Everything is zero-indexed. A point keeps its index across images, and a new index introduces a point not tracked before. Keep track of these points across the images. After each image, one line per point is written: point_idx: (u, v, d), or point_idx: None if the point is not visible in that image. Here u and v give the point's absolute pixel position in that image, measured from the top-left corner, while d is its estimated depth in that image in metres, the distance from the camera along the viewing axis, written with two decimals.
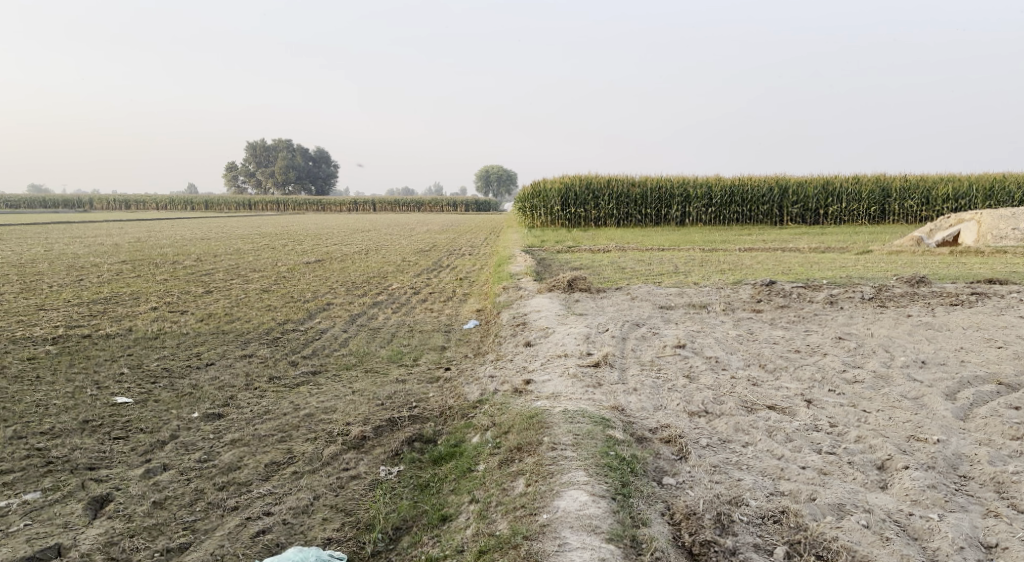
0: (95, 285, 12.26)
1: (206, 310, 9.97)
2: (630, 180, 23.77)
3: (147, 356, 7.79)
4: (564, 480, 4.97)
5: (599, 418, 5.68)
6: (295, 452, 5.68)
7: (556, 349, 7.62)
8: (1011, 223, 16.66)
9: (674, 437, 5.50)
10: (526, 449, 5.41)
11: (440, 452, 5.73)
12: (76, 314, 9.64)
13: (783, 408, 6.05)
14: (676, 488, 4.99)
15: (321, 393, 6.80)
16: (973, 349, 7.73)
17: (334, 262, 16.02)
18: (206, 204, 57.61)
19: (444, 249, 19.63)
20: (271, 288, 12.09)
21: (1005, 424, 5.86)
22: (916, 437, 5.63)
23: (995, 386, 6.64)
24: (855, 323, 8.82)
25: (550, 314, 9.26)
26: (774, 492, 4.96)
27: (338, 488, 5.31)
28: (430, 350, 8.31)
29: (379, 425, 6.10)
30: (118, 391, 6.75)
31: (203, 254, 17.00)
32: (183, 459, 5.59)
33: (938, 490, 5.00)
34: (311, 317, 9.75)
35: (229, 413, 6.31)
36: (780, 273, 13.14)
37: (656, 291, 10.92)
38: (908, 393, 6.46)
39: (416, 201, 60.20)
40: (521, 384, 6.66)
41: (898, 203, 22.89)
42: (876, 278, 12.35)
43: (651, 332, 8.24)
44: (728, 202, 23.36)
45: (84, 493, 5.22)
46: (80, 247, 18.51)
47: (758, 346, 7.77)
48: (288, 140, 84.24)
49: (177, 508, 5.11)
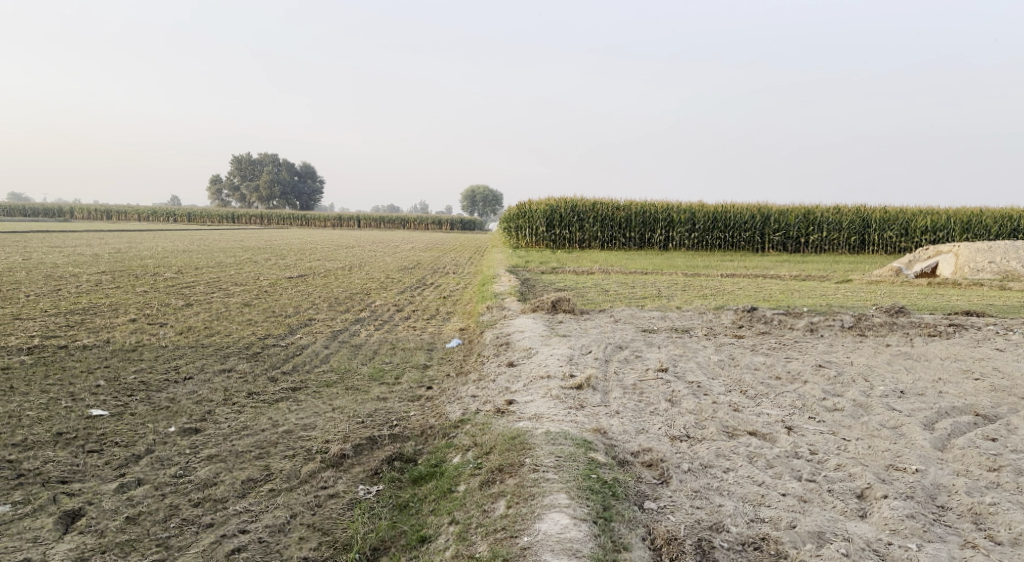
0: (74, 295, 12.14)
1: (185, 323, 9.87)
2: (616, 204, 23.99)
3: (124, 368, 7.69)
4: (545, 503, 4.94)
5: (581, 440, 5.67)
6: (273, 469, 5.62)
7: (539, 370, 7.61)
8: (987, 256, 16.88)
9: (655, 461, 5.50)
10: (507, 470, 5.37)
11: (420, 472, 5.67)
12: (54, 324, 9.52)
13: (764, 434, 6.08)
14: (657, 513, 4.97)
15: (301, 410, 6.74)
16: (950, 379, 7.81)
17: (316, 277, 15.95)
18: (191, 217, 57.37)
19: (428, 267, 19.70)
20: (253, 302, 12.02)
21: (982, 455, 5.91)
22: (895, 467, 5.66)
23: (972, 417, 6.70)
24: (835, 351, 8.89)
25: (533, 335, 9.24)
26: (754, 519, 4.95)
27: (316, 507, 5.25)
28: (412, 368, 8.26)
29: (360, 443, 6.05)
30: (94, 404, 6.64)
31: (185, 267, 16.91)
32: (158, 474, 5.51)
33: (917, 519, 5.02)
34: (292, 332, 9.69)
35: (206, 428, 6.24)
36: (761, 299, 13.24)
37: (639, 315, 10.93)
38: (887, 422, 6.50)
39: (401, 218, 60.48)
40: (504, 404, 6.64)
41: (878, 234, 23.14)
42: (856, 307, 12.46)
43: (634, 355, 8.26)
44: (711, 228, 23.55)
45: (55, 507, 5.12)
46: (58, 257, 18.41)
47: (740, 372, 7.80)
48: (274, 156, 84.29)
49: (151, 524, 5.03)
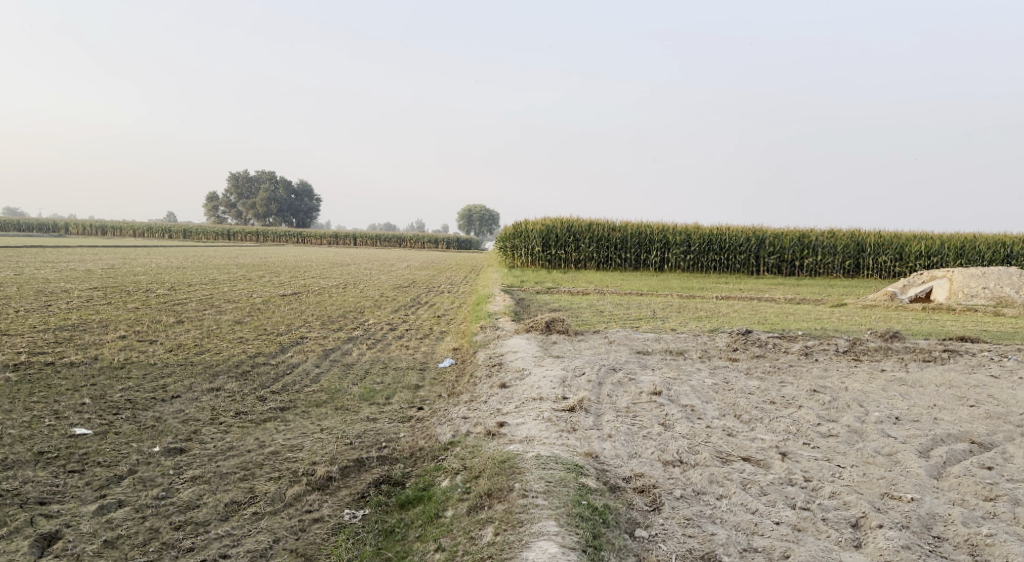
0: (64, 311, 12.01)
1: (175, 340, 9.75)
2: (611, 225, 24.05)
3: (111, 386, 7.56)
4: (534, 530, 4.85)
5: (572, 464, 5.58)
6: (257, 492, 5.50)
7: (531, 392, 7.51)
8: (981, 282, 16.86)
9: (647, 487, 5.41)
10: (495, 495, 5.28)
11: (407, 496, 5.55)
12: (42, 340, 9.41)
13: (758, 460, 6.00)
14: (648, 541, 4.89)
15: (289, 430, 6.63)
16: (946, 406, 7.73)
17: (310, 295, 15.86)
18: (186, 233, 57.19)
19: (423, 286, 19.63)
20: (245, 320, 11.90)
21: (978, 484, 5.84)
22: (890, 495, 5.58)
23: (967, 445, 6.63)
24: (830, 375, 8.82)
25: (526, 355, 9.16)
26: (748, 549, 4.87)
27: (300, 531, 5.15)
28: (403, 389, 8.15)
29: (347, 466, 5.96)
30: (77, 422, 6.53)
31: (178, 283, 16.80)
32: (140, 496, 5.39)
33: (913, 550, 4.94)
34: (283, 350, 9.59)
35: (192, 448, 6.13)
36: (756, 322, 13.19)
37: (633, 337, 10.84)
38: (882, 449, 6.41)
39: (397, 237, 60.54)
40: (495, 427, 6.54)
41: (873, 258, 23.11)
42: (850, 331, 12.39)
43: (627, 377, 8.17)
44: (706, 250, 23.54)
45: (32, 530, 5.01)
46: (51, 272, 18.28)
47: (734, 396, 7.71)
48: (271, 173, 84.44)
49: (129, 548, 4.92)
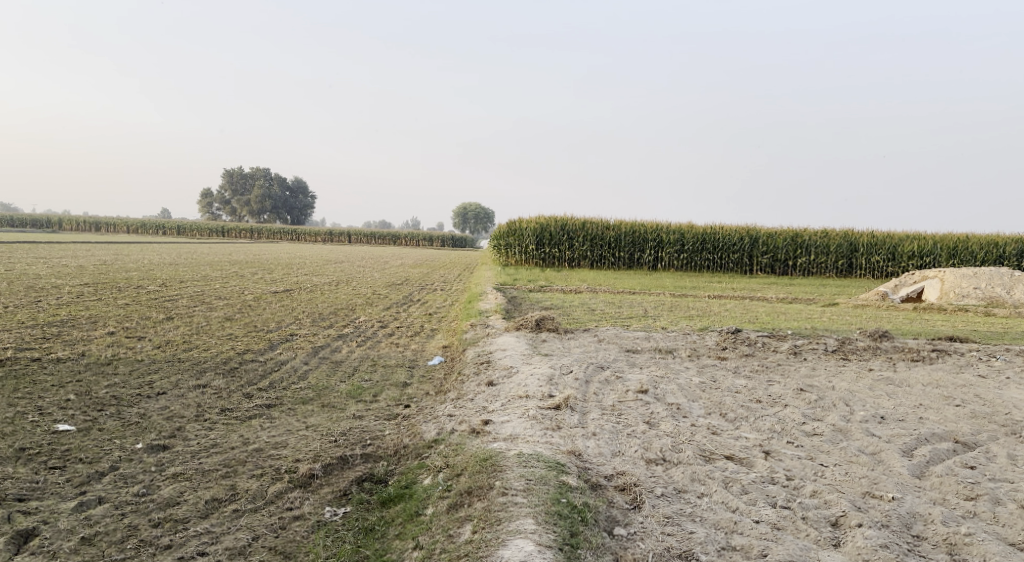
0: (53, 307, 11.96)
1: (164, 337, 9.72)
2: (605, 223, 24.06)
3: (97, 383, 7.53)
4: (511, 528, 4.86)
5: (554, 463, 5.59)
6: (239, 489, 5.50)
7: (517, 390, 7.51)
8: (972, 282, 16.90)
9: (629, 485, 5.42)
10: (475, 493, 5.28)
11: (389, 494, 5.56)
12: (29, 336, 9.35)
13: (740, 458, 6.01)
14: (626, 539, 4.91)
15: (273, 428, 6.63)
16: (931, 406, 7.76)
17: (302, 292, 15.82)
18: (179, 230, 56.99)
19: (416, 284, 19.65)
20: (234, 317, 11.86)
21: (959, 484, 5.86)
22: (871, 494, 5.59)
23: (951, 445, 6.65)
24: (817, 375, 8.84)
25: (515, 354, 9.15)
26: (725, 547, 4.88)
27: (279, 529, 5.15)
28: (391, 386, 8.14)
29: (330, 463, 5.96)
30: (61, 419, 6.51)
31: (169, 280, 16.74)
32: (120, 493, 5.39)
33: (890, 550, 4.97)
34: (272, 348, 9.57)
35: (174, 445, 6.12)
36: (747, 321, 13.23)
37: (623, 335, 10.84)
38: (865, 448, 6.43)
39: (392, 234, 60.60)
40: (480, 424, 6.54)
41: (865, 258, 23.16)
42: (840, 330, 12.43)
43: (615, 376, 8.16)
44: (699, 249, 23.58)
45: (9, 527, 5.01)
46: (42, 267, 18.22)
47: (720, 395, 7.72)
48: (266, 171, 84.28)
49: (106, 545, 4.91)
